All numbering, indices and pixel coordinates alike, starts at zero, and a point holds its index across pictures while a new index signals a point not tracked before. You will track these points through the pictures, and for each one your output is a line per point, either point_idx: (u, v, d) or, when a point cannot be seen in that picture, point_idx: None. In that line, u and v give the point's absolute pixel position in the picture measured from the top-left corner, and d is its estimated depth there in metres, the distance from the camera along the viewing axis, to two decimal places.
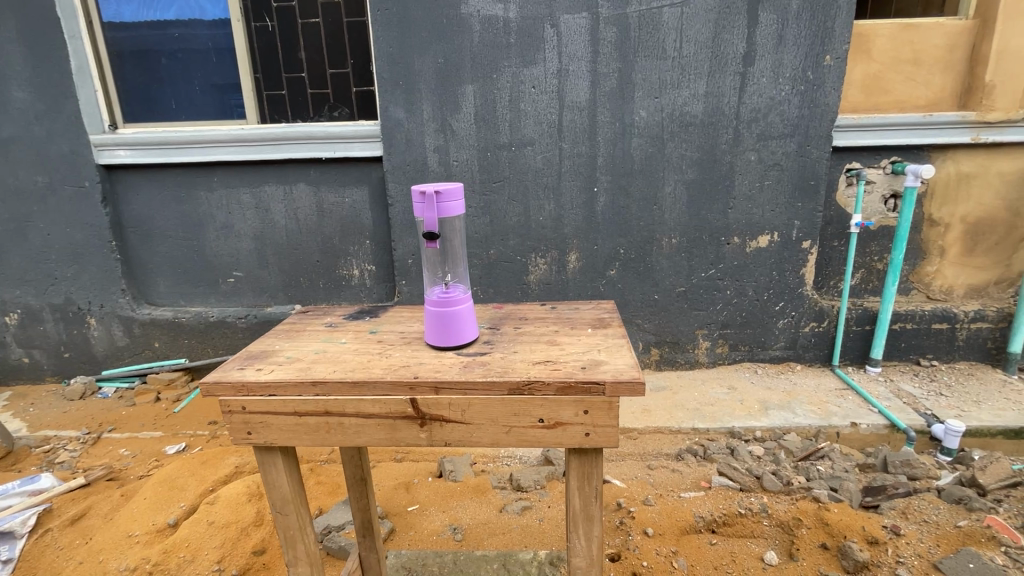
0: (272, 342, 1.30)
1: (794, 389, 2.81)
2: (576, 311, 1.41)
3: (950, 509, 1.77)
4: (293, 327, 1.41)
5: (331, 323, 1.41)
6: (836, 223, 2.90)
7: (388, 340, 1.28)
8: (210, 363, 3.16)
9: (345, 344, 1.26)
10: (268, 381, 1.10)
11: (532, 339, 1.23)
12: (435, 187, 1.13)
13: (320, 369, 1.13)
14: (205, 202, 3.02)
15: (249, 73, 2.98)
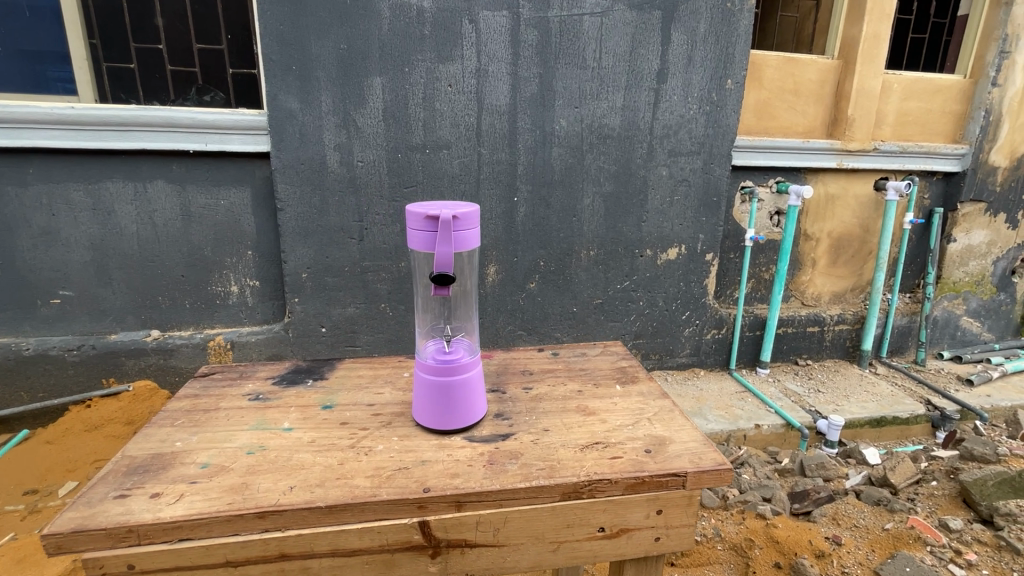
0: (171, 438, 1.14)
1: (702, 395, 2.94)
2: (586, 361, 1.56)
3: (875, 512, 2.02)
4: (196, 406, 1.28)
5: (257, 398, 1.32)
6: (733, 237, 3.11)
7: (353, 424, 1.20)
8: (25, 410, 2.39)
9: (294, 434, 1.16)
10: (189, 516, 0.91)
11: (571, 412, 1.26)
12: (451, 212, 1.03)
13: (264, 484, 1.00)
14: (14, 200, 2.29)
15: (83, 39, 2.35)
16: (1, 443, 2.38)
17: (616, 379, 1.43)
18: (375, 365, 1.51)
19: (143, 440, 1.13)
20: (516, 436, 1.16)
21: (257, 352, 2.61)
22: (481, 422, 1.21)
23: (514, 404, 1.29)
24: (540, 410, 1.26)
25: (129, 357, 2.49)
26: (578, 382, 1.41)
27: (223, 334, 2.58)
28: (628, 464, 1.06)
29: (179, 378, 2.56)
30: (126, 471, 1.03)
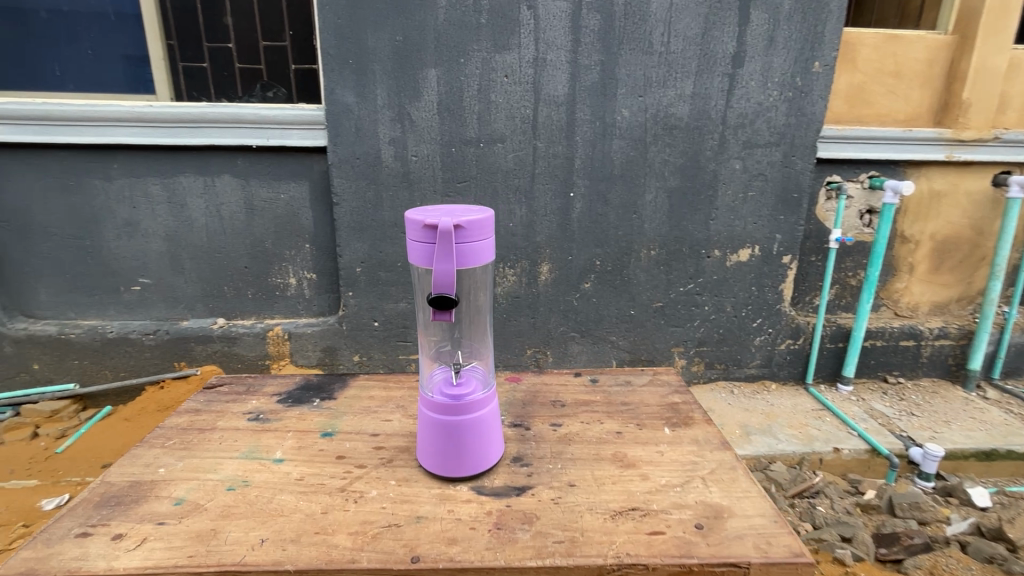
0: (159, 462, 1.14)
1: (772, 411, 2.68)
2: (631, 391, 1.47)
3: (983, 569, 1.77)
4: (195, 423, 1.30)
5: (256, 417, 1.32)
6: (814, 238, 2.81)
7: (351, 459, 1.15)
8: (109, 388, 2.60)
9: (283, 468, 1.12)
10: (144, 568, 0.86)
11: (607, 460, 1.16)
12: (453, 220, 0.94)
13: (234, 534, 0.93)
14: (101, 193, 2.46)
15: (161, 39, 2.46)
16: (89, 418, 2.59)
17: (664, 422, 1.31)
18: (389, 386, 1.50)
19: (129, 464, 1.13)
20: (533, 491, 1.05)
21: (313, 343, 2.66)
22: (494, 470, 1.13)
23: (539, 446, 1.21)
24: (568, 455, 1.17)
25: (199, 343, 2.63)
26: (618, 423, 1.30)
27: (281, 324, 2.65)
28: (670, 546, 0.91)
29: (241, 365, 2.67)
30: (97, 503, 1.01)
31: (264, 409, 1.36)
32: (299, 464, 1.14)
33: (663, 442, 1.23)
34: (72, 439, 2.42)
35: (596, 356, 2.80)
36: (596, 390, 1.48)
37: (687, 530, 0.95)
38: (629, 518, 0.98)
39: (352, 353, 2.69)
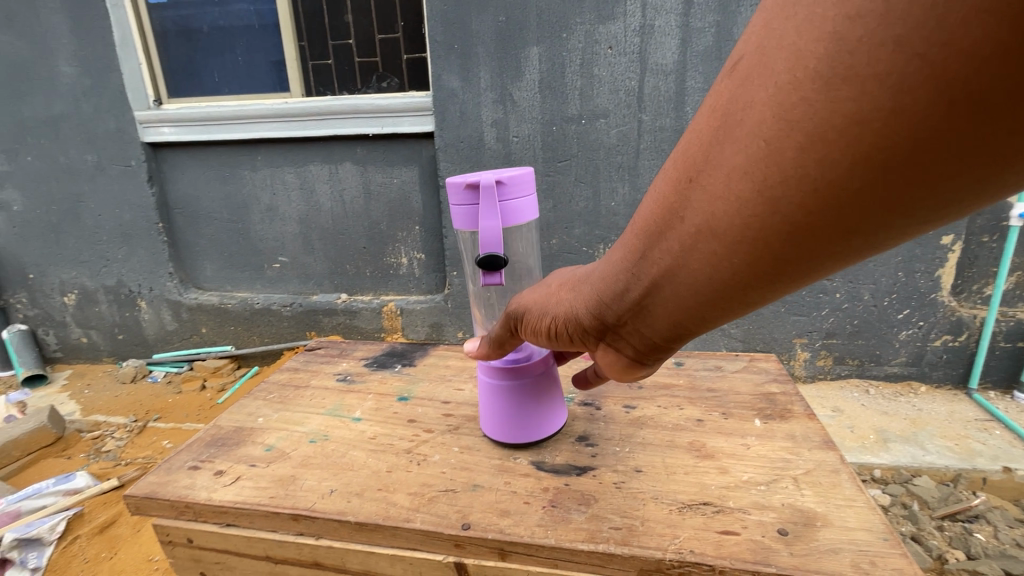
0: (260, 411, 1.26)
1: (920, 417, 2.30)
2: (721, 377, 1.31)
3: None
4: (293, 377, 1.42)
5: (343, 377, 1.40)
6: (990, 213, 2.35)
7: (420, 423, 1.17)
8: (257, 351, 3.03)
9: (360, 426, 1.17)
10: (236, 502, 0.96)
11: (681, 448, 1.05)
12: (494, 176, 0.93)
13: (309, 482, 1.00)
14: (249, 182, 2.83)
15: (294, 41, 2.72)
16: (242, 375, 3.04)
17: (756, 413, 1.15)
18: (468, 356, 1.49)
19: (236, 411, 1.26)
20: (596, 472, 0.99)
21: (421, 319, 2.84)
22: (556, 446, 1.07)
23: (609, 426, 1.14)
24: (638, 438, 1.09)
25: (325, 315, 2.93)
26: (700, 410, 1.18)
27: (394, 301, 2.85)
28: (744, 550, 0.80)
29: (360, 336, 2.94)
30: (208, 441, 1.15)
31: (352, 370, 1.44)
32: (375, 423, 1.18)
33: (751, 433, 1.08)
34: (229, 392, 2.86)
35: (704, 344, 2.62)
36: (679, 373, 1.34)
37: (767, 534, 0.83)
38: (699, 512, 0.88)
39: (457, 330, 2.82)
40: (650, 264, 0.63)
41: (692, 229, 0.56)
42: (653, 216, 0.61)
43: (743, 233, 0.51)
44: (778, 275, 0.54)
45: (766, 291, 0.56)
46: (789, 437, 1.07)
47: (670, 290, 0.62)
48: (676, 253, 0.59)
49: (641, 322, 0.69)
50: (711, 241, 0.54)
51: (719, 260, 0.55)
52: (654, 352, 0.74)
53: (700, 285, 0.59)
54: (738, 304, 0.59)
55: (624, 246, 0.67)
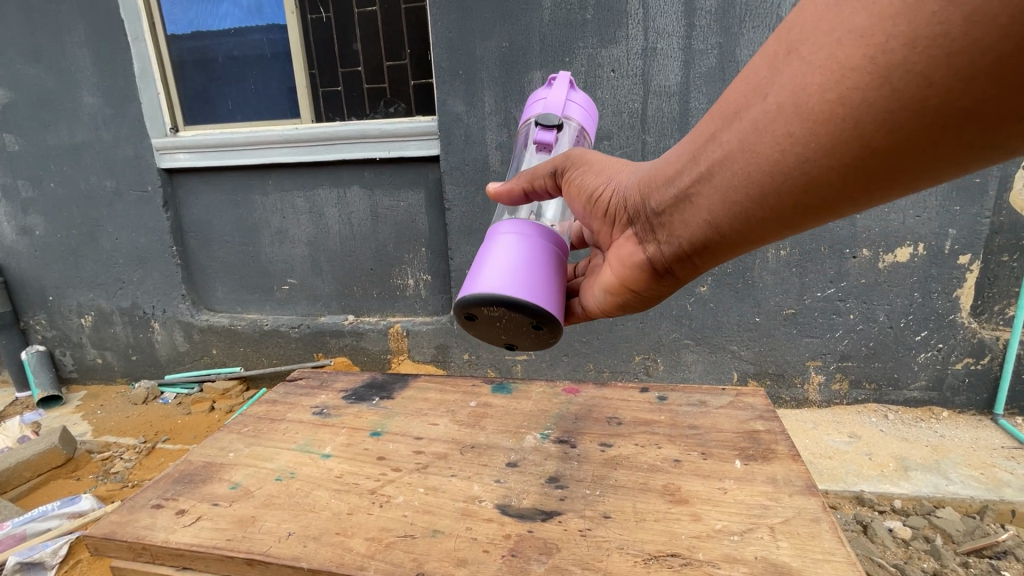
0: (230, 447, 1.24)
1: (942, 444, 2.21)
2: (703, 411, 1.30)
3: None
4: (269, 412, 1.39)
5: (321, 411, 1.38)
6: (1007, 232, 2.27)
7: (391, 461, 1.15)
8: (265, 373, 3.05)
9: (328, 463, 1.15)
10: (191, 546, 0.95)
11: (654, 492, 1.02)
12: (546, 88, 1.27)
13: (268, 524, 0.98)
14: (260, 206, 2.89)
15: (305, 69, 2.80)
16: (250, 396, 3.06)
17: (737, 453, 1.12)
18: (445, 389, 1.47)
19: (209, 446, 1.24)
20: (562, 518, 0.96)
21: (427, 340, 2.83)
22: (525, 489, 1.05)
23: (582, 467, 1.11)
24: (610, 481, 1.06)
25: (333, 337, 2.94)
26: (679, 449, 1.15)
27: (400, 322, 2.86)
28: None
29: (367, 357, 2.94)
30: (175, 478, 1.13)
31: (329, 404, 1.41)
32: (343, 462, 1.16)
33: (730, 476, 1.05)
34: (236, 414, 2.88)
35: (714, 366, 2.56)
36: (662, 409, 1.31)
37: None
38: (666, 566, 0.85)
39: (462, 352, 2.80)
40: (716, 144, 0.70)
41: (769, 106, 0.62)
42: (737, 95, 0.67)
43: (818, 114, 0.58)
44: (816, 174, 0.62)
45: (799, 194, 0.64)
46: (771, 481, 1.03)
47: (720, 176, 0.70)
48: (747, 131, 0.65)
49: (679, 219, 0.77)
50: (790, 120, 0.60)
51: (783, 142, 0.62)
52: (671, 262, 0.83)
53: (749, 169, 0.66)
54: (768, 202, 0.67)
55: (698, 132, 0.74)
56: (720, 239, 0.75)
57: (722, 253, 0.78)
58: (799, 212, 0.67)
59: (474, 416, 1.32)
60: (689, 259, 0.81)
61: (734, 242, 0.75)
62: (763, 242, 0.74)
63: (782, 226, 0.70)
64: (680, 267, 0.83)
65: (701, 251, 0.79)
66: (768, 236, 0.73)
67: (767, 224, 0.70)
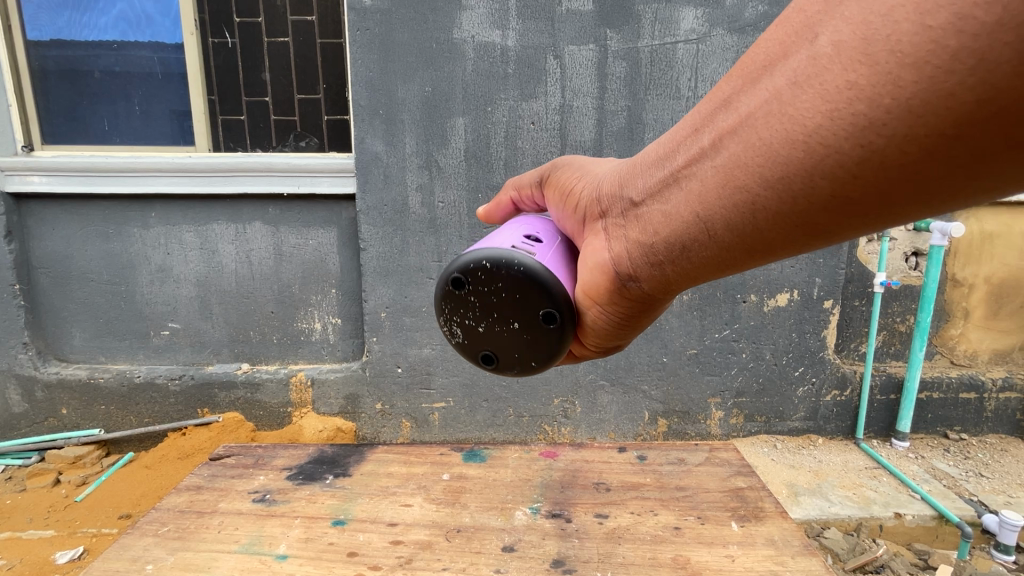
0: (154, 556, 1.21)
1: (822, 469, 2.48)
2: (684, 470, 1.55)
3: None
4: (202, 504, 1.40)
5: (266, 498, 1.43)
6: (857, 281, 2.70)
7: (366, 557, 1.21)
8: (132, 434, 2.59)
9: (290, 565, 1.18)
10: None
11: (665, 565, 1.19)
12: None
13: None
14: (138, 239, 2.53)
15: (202, 94, 2.56)
16: (110, 464, 2.58)
17: (731, 515, 1.36)
18: (409, 462, 1.62)
19: (119, 556, 1.21)
20: None
21: (335, 390, 2.61)
22: None
23: (584, 545, 1.26)
24: (618, 558, 1.22)
25: (222, 390, 2.60)
26: (675, 515, 1.36)
27: (305, 370, 2.61)
28: None
29: (263, 412, 2.63)
30: None
31: (272, 488, 1.48)
32: (304, 561, 1.20)
33: (733, 541, 1.26)
34: (91, 487, 2.40)
35: (627, 407, 2.66)
36: (647, 470, 1.56)
37: None
38: None
39: (375, 402, 2.62)
40: (732, 109, 0.60)
41: (819, 50, 0.51)
42: (775, 44, 0.56)
43: (903, 54, 0.46)
44: (874, 142, 0.50)
45: (839, 172, 0.53)
46: (770, 543, 1.26)
47: (732, 148, 0.60)
48: (780, 88, 0.55)
49: (678, 196, 0.67)
50: (847, 71, 0.49)
51: (833, 99, 0.51)
52: (645, 264, 0.73)
53: (777, 135, 0.56)
54: (790, 183, 0.57)
55: (711, 95, 0.64)
56: (717, 231, 0.65)
57: (714, 253, 0.67)
58: (833, 199, 0.56)
59: (452, 493, 1.46)
60: (668, 261, 0.71)
61: (733, 237, 0.64)
62: (779, 240, 0.63)
63: (804, 217, 0.59)
64: (651, 274, 0.74)
65: (685, 250, 0.69)
66: (782, 230, 0.61)
67: (782, 215, 0.60)
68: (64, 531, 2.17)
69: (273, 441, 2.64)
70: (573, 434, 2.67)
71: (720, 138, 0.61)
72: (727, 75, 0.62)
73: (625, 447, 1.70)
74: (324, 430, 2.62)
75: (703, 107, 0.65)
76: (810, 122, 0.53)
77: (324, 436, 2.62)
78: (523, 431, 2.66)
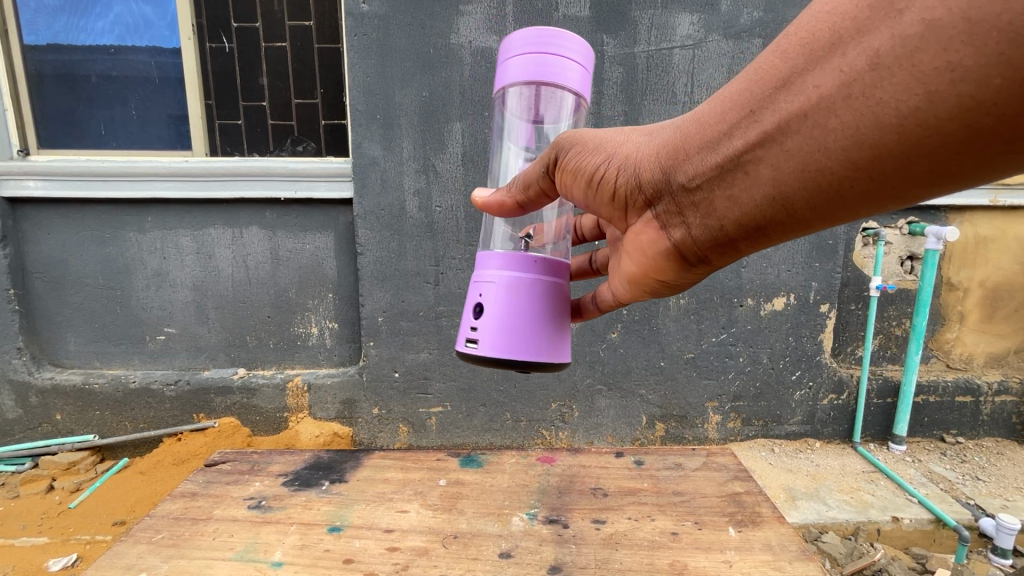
0: (148, 563, 1.20)
1: (819, 472, 2.48)
2: (683, 475, 1.55)
3: None
4: (197, 510, 1.40)
5: (261, 505, 1.42)
6: (853, 285, 2.71)
7: (360, 563, 1.20)
8: (127, 440, 2.57)
9: (282, 571, 1.18)
10: None
11: (663, 570, 1.18)
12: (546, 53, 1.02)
13: None
14: (135, 244, 2.53)
15: (200, 99, 2.56)
16: (105, 471, 2.56)
17: (729, 520, 1.36)
18: (406, 468, 1.61)
19: (113, 562, 1.20)
20: None
21: (332, 395, 2.59)
22: None
23: (581, 551, 1.25)
24: (616, 564, 1.21)
25: (218, 395, 2.59)
26: (673, 520, 1.36)
27: (301, 375, 2.60)
28: None
29: (259, 417, 2.61)
30: None
31: (268, 494, 1.47)
32: (300, 568, 1.19)
33: (731, 546, 1.26)
34: (84, 494, 2.38)
35: (625, 411, 2.66)
36: (644, 475, 1.56)
37: None
38: None
39: (371, 406, 2.61)
40: (800, 90, 0.62)
41: (906, 29, 0.53)
42: (850, 20, 0.57)
43: (1015, 33, 0.47)
44: (975, 122, 0.52)
45: (935, 149, 0.56)
46: (768, 548, 1.26)
47: (809, 133, 0.63)
48: (863, 70, 0.56)
49: (750, 182, 0.70)
50: (942, 48, 0.51)
51: (931, 81, 0.52)
52: (717, 243, 0.79)
53: (862, 119, 0.58)
54: (879, 163, 0.60)
55: (767, 74, 0.66)
56: (798, 208, 0.69)
57: (788, 226, 0.73)
58: (926, 173, 0.59)
59: (450, 499, 1.45)
60: (741, 238, 0.77)
61: (813, 212, 0.69)
62: (858, 211, 0.68)
63: (892, 189, 0.62)
64: (722, 250, 0.80)
65: (761, 228, 0.74)
66: (864, 202, 0.66)
67: (866, 190, 0.64)
68: (54, 539, 2.14)
69: (269, 446, 2.62)
70: (571, 439, 2.67)
71: (795, 127, 0.63)
72: (788, 52, 0.63)
73: (622, 452, 1.70)
74: (321, 436, 2.61)
75: (759, 86, 0.67)
76: (901, 107, 0.55)
77: (320, 441, 2.61)
78: (521, 436, 2.65)
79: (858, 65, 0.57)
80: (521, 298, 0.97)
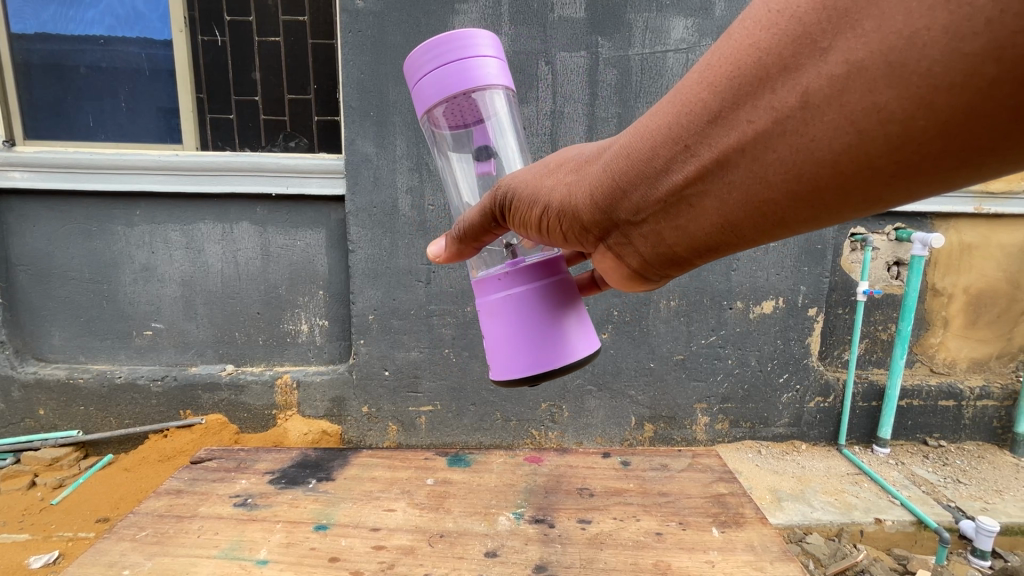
0: (129, 561, 1.19)
1: (805, 475, 2.51)
2: (670, 478, 1.56)
3: None
4: (183, 508, 1.38)
5: (246, 502, 1.41)
6: (841, 289, 2.75)
7: (345, 561, 1.20)
8: (111, 436, 2.54)
9: (267, 569, 1.17)
10: None
11: (646, 570, 1.19)
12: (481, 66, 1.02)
13: None
14: (122, 238, 2.50)
15: (191, 93, 2.54)
16: (89, 466, 2.52)
17: (713, 521, 1.37)
18: (394, 467, 1.61)
19: (96, 560, 1.18)
20: None
21: (321, 393, 2.58)
22: None
23: (567, 551, 1.26)
24: (600, 563, 1.22)
25: (206, 391, 2.57)
26: (659, 521, 1.37)
27: (290, 372, 2.58)
28: None
29: (247, 414, 2.60)
30: None
31: (254, 492, 1.46)
32: (285, 567, 1.18)
33: (714, 547, 1.27)
34: (68, 490, 2.35)
35: (614, 412, 2.67)
36: (630, 476, 1.57)
37: None
38: None
39: (361, 405, 2.60)
40: (734, 125, 0.62)
41: (832, 69, 0.53)
42: (774, 56, 0.57)
43: (934, 79, 0.48)
44: (905, 157, 0.54)
45: (869, 182, 0.58)
46: (750, 549, 1.26)
47: (748, 167, 0.63)
48: (795, 110, 0.57)
49: (698, 212, 0.71)
50: (866, 89, 0.52)
51: (860, 121, 0.53)
52: (676, 264, 0.81)
53: (798, 155, 0.59)
54: (818, 194, 0.61)
55: (697, 107, 0.65)
56: (745, 234, 0.70)
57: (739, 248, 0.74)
58: (862, 201, 0.61)
59: (436, 498, 1.45)
60: (696, 258, 0.78)
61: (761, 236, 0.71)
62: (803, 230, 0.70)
63: (831, 216, 0.65)
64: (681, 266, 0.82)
65: (712, 251, 0.76)
66: (808, 226, 0.67)
67: (807, 217, 0.65)
68: (36, 535, 2.11)
69: (257, 443, 2.61)
70: (560, 439, 2.68)
71: (735, 161, 0.64)
72: (714, 86, 0.63)
73: (609, 453, 1.71)
74: (309, 433, 2.59)
75: (691, 120, 0.66)
76: (837, 144, 0.56)
77: (309, 439, 2.58)
78: (510, 435, 2.65)
79: (789, 104, 0.57)
80: (489, 321, 0.96)
